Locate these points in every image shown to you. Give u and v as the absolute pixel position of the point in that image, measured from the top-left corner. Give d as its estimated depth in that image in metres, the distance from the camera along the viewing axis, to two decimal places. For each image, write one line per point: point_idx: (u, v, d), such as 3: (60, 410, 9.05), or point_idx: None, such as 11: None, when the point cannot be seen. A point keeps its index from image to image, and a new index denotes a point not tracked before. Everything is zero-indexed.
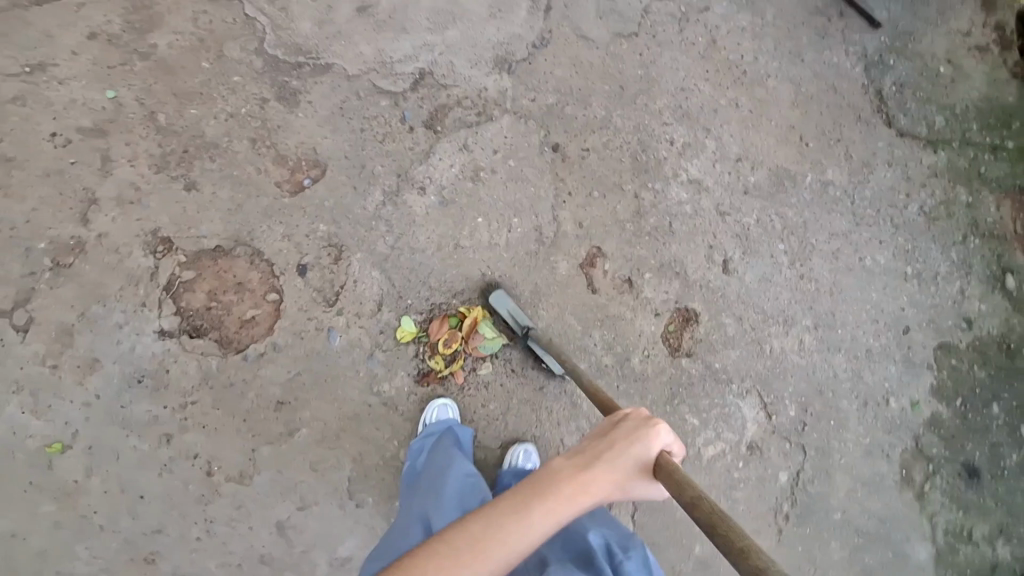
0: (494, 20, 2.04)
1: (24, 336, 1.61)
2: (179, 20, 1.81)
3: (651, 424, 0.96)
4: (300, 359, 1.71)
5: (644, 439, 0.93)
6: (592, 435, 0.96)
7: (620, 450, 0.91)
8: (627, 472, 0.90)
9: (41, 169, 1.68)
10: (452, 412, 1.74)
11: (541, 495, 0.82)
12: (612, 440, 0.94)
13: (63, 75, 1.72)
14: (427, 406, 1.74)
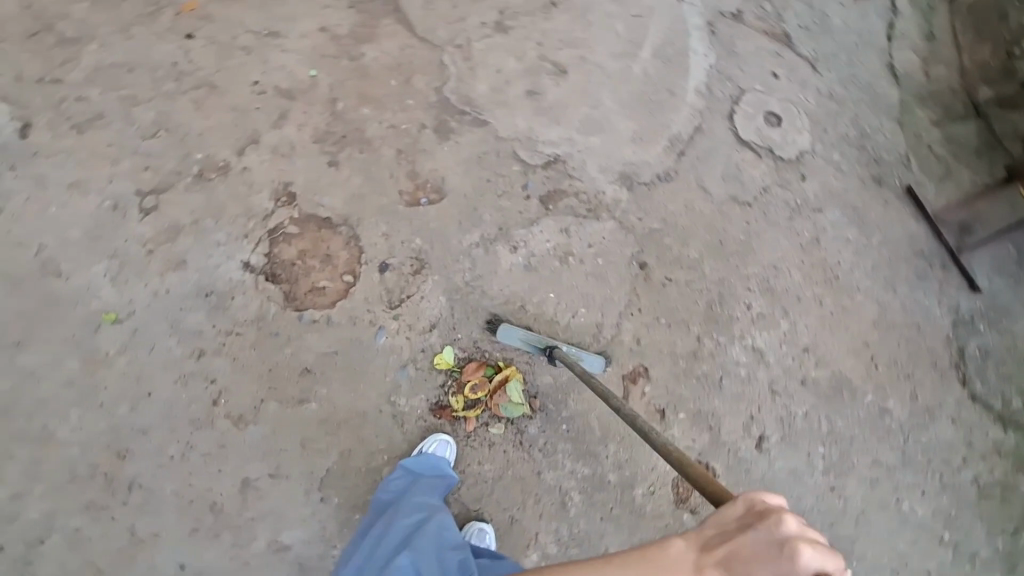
0: (634, 144, 2.29)
1: (144, 218, 1.74)
2: (390, 45, 2.17)
3: (787, 554, 0.75)
4: (342, 340, 1.78)
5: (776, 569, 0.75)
6: (720, 530, 0.84)
7: (749, 571, 0.78)
8: None
9: (232, 102, 1.94)
10: (450, 451, 1.75)
11: None
12: (735, 551, 0.80)
13: (287, 45, 2.05)
14: (428, 438, 1.75)
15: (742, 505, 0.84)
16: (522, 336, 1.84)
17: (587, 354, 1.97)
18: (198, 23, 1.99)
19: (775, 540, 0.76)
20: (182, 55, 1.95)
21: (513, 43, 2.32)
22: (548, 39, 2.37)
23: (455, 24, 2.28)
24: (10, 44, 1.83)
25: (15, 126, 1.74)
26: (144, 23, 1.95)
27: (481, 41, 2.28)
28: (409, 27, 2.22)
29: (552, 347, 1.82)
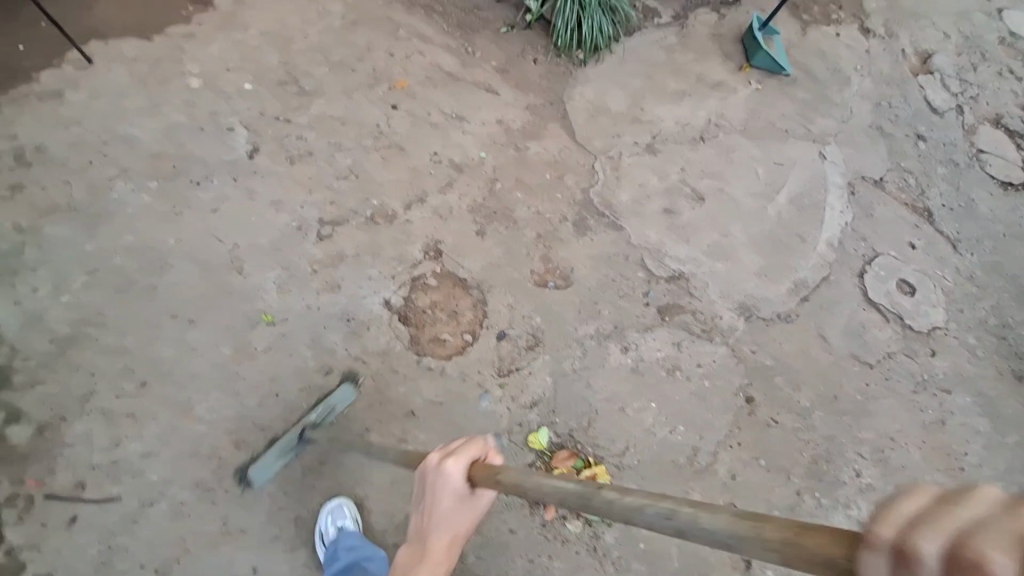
0: (758, 278, 2.34)
1: (317, 242, 2.00)
2: (552, 146, 2.43)
3: (442, 476, 0.97)
4: (449, 394, 1.87)
5: (444, 486, 0.97)
6: (419, 497, 1.02)
7: (442, 506, 0.98)
8: (456, 509, 0.99)
9: (412, 164, 2.24)
10: (349, 513, 1.63)
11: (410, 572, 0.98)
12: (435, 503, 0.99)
13: (467, 130, 2.37)
14: (320, 518, 1.63)
15: (417, 471, 1.03)
16: (265, 465, 1.61)
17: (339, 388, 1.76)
18: (403, 97, 2.37)
19: (434, 469, 0.99)
20: (383, 119, 2.30)
21: (659, 164, 2.52)
22: (692, 167, 2.55)
23: (612, 139, 2.53)
24: (263, 88, 2.25)
25: (246, 147, 2.10)
26: (362, 90, 2.34)
27: (632, 157, 2.51)
28: (571, 133, 2.49)
29: (309, 424, 1.67)
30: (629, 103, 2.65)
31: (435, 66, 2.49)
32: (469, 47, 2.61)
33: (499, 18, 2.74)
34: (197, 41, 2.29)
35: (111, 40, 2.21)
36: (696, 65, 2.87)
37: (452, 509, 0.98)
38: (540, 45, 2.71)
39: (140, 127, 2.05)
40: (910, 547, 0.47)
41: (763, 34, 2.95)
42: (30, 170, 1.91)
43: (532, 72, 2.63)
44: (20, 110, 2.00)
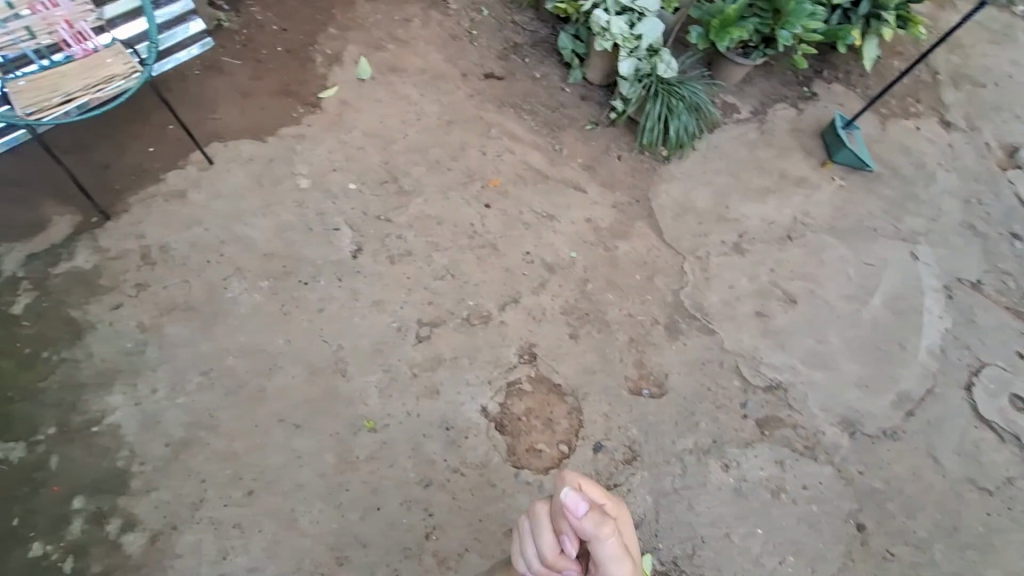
0: (859, 389, 2.24)
1: (417, 344, 2.03)
2: (640, 245, 2.45)
3: None
4: None
5: None
6: None
7: None
8: None
9: (506, 264, 2.28)
10: None
11: None
12: None
13: (558, 228, 2.41)
14: None
15: None
16: None
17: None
18: (496, 196, 2.44)
19: None
20: (478, 218, 2.36)
21: (748, 264, 2.50)
22: (781, 268, 2.52)
23: (698, 238, 2.53)
24: (367, 188, 2.35)
25: (351, 247, 2.19)
26: (457, 189, 2.43)
27: (719, 257, 2.49)
28: (658, 232, 2.51)
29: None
30: (713, 201, 2.66)
31: (525, 164, 2.58)
32: (556, 144, 2.70)
33: (583, 115, 2.84)
34: (307, 142, 2.43)
35: (231, 142, 2.38)
36: (778, 161, 2.88)
37: None
38: (624, 142, 2.77)
39: (254, 226, 2.16)
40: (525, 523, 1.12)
41: (846, 131, 2.95)
42: (155, 269, 2.02)
43: (617, 169, 2.68)
44: (149, 210, 2.14)
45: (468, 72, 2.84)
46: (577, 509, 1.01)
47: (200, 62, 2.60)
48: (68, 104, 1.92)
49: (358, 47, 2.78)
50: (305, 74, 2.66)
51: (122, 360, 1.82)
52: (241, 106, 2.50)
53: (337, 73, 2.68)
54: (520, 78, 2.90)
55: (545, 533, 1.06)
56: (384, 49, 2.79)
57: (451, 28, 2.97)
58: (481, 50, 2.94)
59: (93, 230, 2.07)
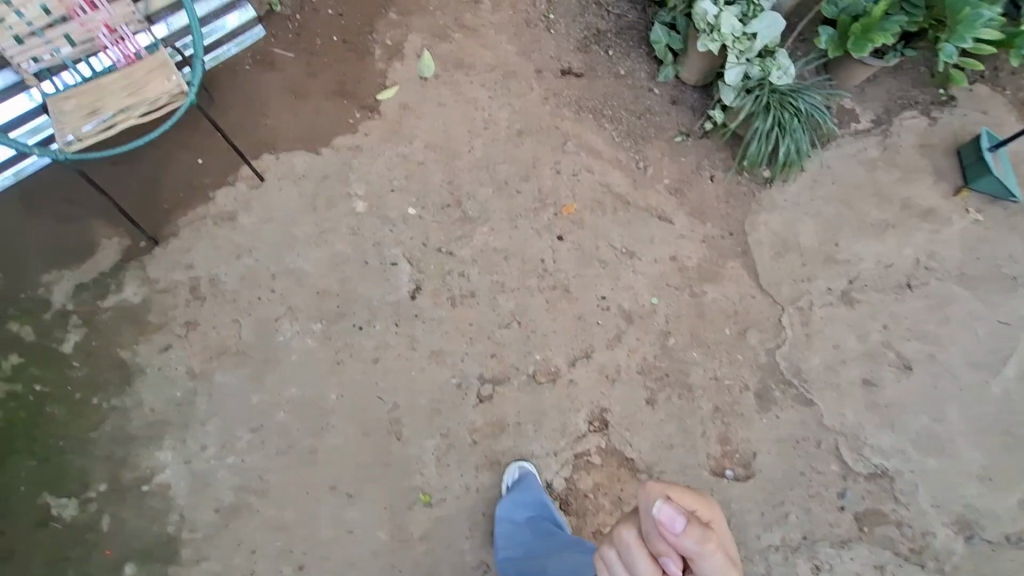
0: (980, 483, 1.93)
1: (478, 405, 1.85)
2: (732, 291, 2.14)
3: None
4: None
5: None
6: None
7: None
8: None
9: (579, 311, 2.03)
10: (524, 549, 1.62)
11: None
12: None
13: (639, 268, 2.13)
14: None
15: None
16: None
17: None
18: (570, 226, 2.17)
19: None
20: (549, 254, 2.10)
21: (857, 319, 2.15)
22: (897, 324, 2.16)
23: (801, 284, 2.19)
24: (427, 213, 2.11)
25: (409, 286, 1.98)
26: (527, 217, 2.16)
27: (823, 308, 2.16)
28: (754, 275, 2.18)
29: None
30: (821, 237, 2.29)
31: (604, 186, 2.26)
32: (640, 161, 2.35)
33: (673, 124, 2.46)
34: (364, 155, 2.20)
35: (282, 154, 2.17)
36: (902, 187, 2.43)
37: None
38: (718, 159, 2.40)
39: (307, 258, 1.98)
40: (612, 538, 0.91)
41: (993, 151, 2.43)
42: (203, 306, 1.89)
43: (708, 193, 2.33)
44: (197, 235, 1.99)
45: (543, 69, 2.49)
46: (673, 526, 0.82)
47: (249, 54, 2.35)
48: (112, 129, 1.73)
49: (420, 36, 2.46)
50: (363, 70, 2.39)
51: (172, 411, 1.74)
52: (293, 108, 2.27)
53: (397, 69, 2.39)
54: (601, 75, 2.53)
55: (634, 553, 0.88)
56: (450, 39, 2.46)
57: (526, 11, 2.58)
58: (559, 39, 2.57)
59: (141, 258, 1.94)
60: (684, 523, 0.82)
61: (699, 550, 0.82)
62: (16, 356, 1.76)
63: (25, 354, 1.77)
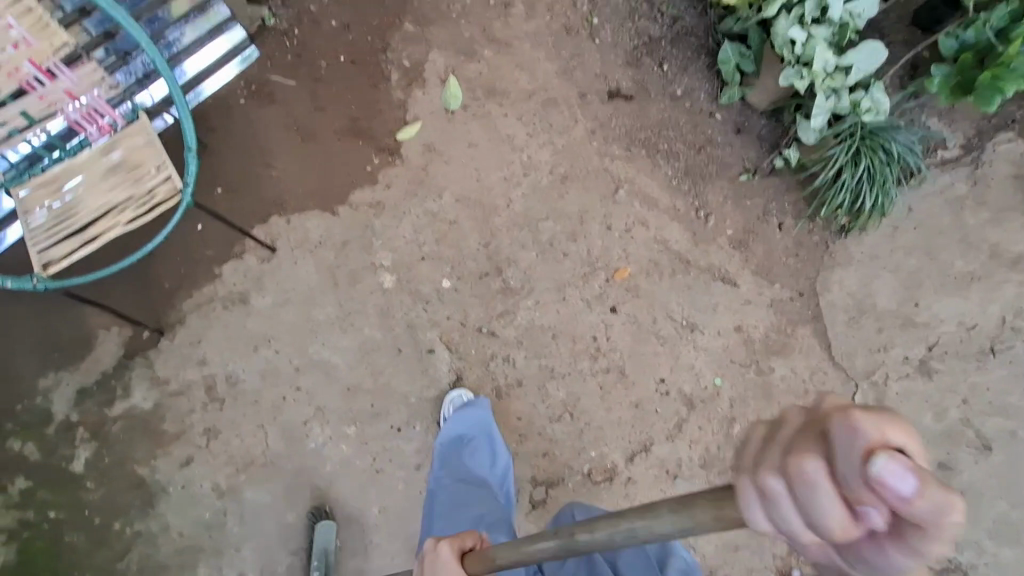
0: None
1: (532, 512, 1.76)
2: (803, 365, 1.96)
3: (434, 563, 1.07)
4: None
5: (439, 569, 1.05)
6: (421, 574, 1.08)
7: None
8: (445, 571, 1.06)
9: (637, 397, 1.86)
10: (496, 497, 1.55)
11: None
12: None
13: (700, 344, 1.93)
14: None
15: None
16: None
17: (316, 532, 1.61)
18: (624, 294, 1.94)
19: None
20: (602, 329, 1.90)
21: (934, 393, 2.01)
22: (977, 398, 2.02)
23: (876, 354, 2.01)
24: (464, 285, 1.87)
25: (449, 376, 1.79)
26: (576, 284, 1.92)
27: (899, 381, 2.00)
28: (827, 347, 1.99)
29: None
30: (899, 296, 2.08)
31: (661, 243, 2.00)
32: (699, 208, 2.08)
33: (737, 159, 2.15)
34: (387, 214, 1.91)
35: (294, 217, 1.87)
36: (990, 231, 2.19)
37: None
38: (787, 202, 2.12)
39: (332, 347, 1.76)
40: (765, 484, 0.56)
41: None
42: (223, 409, 1.69)
43: (777, 246, 2.08)
44: (206, 322, 1.75)
45: (588, 92, 2.13)
46: (902, 486, 0.47)
47: (243, 82, 1.97)
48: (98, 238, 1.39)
49: (443, 53, 2.07)
50: (378, 99, 2.02)
51: (203, 534, 1.62)
52: (301, 154, 1.94)
53: (418, 97, 2.03)
54: (654, 97, 2.18)
55: (812, 503, 0.52)
56: (478, 57, 2.08)
57: (565, 15, 2.18)
58: (605, 50, 2.18)
59: (147, 353, 1.71)
60: (918, 481, 0.48)
61: (935, 517, 0.49)
62: (24, 479, 1.60)
63: (33, 477, 1.61)
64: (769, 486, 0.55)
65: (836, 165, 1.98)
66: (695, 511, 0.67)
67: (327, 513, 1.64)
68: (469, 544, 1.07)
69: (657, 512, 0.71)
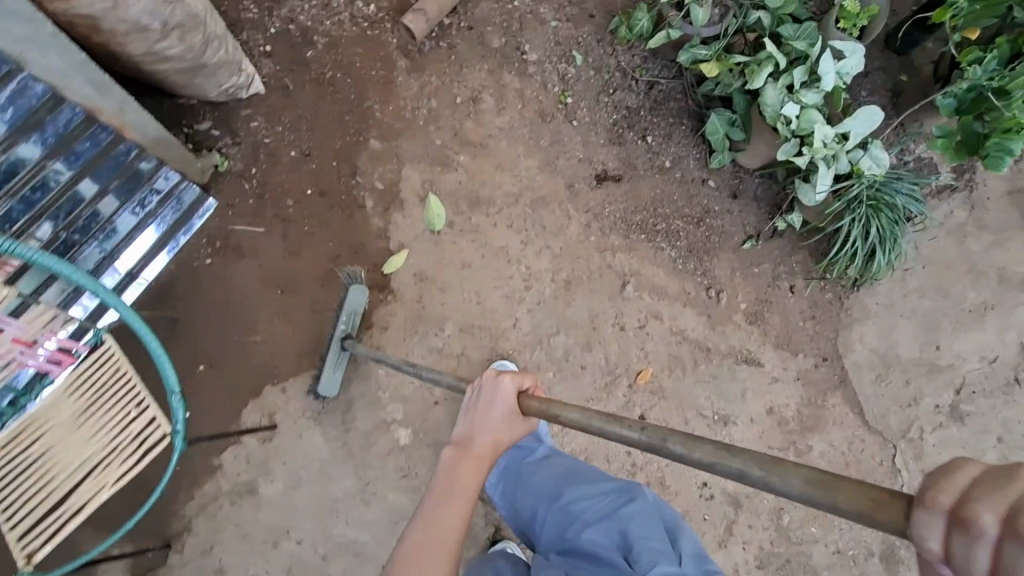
0: None
1: None
2: (838, 435, 1.94)
3: (493, 397, 1.16)
4: None
5: (497, 401, 1.16)
6: (467, 420, 1.17)
7: (486, 412, 1.15)
8: (497, 406, 1.15)
9: (683, 508, 1.81)
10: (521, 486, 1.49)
11: (473, 452, 1.11)
12: (487, 414, 1.15)
13: (735, 435, 1.89)
14: None
15: None
16: None
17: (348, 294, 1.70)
18: (650, 398, 1.87)
19: None
20: (634, 442, 1.83)
21: (969, 437, 2.00)
22: (1012, 433, 2.01)
23: (908, 408, 1.99)
24: None
25: None
26: (601, 399, 1.83)
27: (934, 433, 1.98)
28: (859, 412, 1.97)
29: (344, 336, 1.68)
30: (919, 342, 2.05)
31: (678, 334, 1.93)
32: (709, 286, 2.00)
33: (738, 225, 2.06)
34: (389, 360, 1.77)
35: (289, 383, 1.72)
36: (996, 254, 2.17)
37: (501, 419, 1.15)
38: (796, 262, 2.05)
39: (358, 524, 1.64)
40: (969, 514, 0.50)
41: None
42: None
43: (793, 311, 2.02)
44: (215, 524, 1.61)
45: (575, 181, 2.01)
46: None
47: (206, 239, 1.79)
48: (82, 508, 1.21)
49: (417, 166, 1.92)
50: (355, 230, 1.86)
51: None
52: (283, 311, 1.77)
53: (398, 222, 1.88)
54: (643, 172, 2.06)
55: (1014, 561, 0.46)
56: (455, 164, 1.94)
57: (536, 100, 2.05)
58: (584, 130, 2.06)
59: (158, 572, 1.58)
60: None
61: None
62: None
63: None
64: (981, 520, 0.49)
65: (844, 233, 1.92)
66: (827, 492, 0.71)
67: (361, 280, 1.73)
68: (527, 386, 1.18)
69: (785, 471, 0.77)
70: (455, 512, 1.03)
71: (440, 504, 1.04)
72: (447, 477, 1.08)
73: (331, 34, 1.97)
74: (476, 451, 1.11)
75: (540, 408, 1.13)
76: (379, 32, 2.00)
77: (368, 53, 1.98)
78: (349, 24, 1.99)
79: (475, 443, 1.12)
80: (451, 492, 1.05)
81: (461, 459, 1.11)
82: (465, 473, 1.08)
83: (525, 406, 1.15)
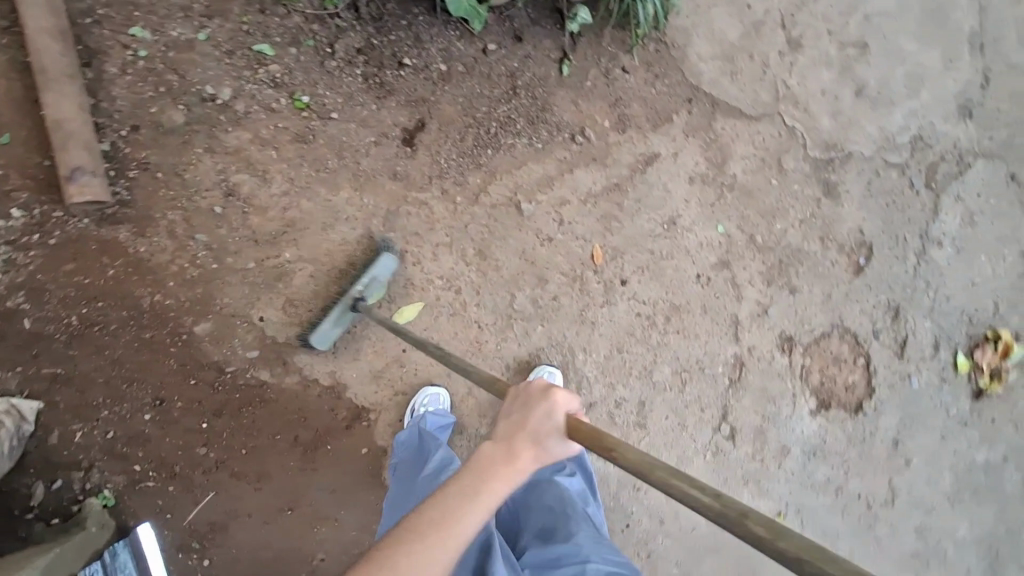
0: (953, 70, 2.24)
1: (734, 441, 2.03)
2: (743, 146, 2.08)
3: (547, 399, 0.90)
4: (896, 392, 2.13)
5: (551, 410, 0.89)
6: (511, 413, 0.91)
7: (530, 417, 0.89)
8: (545, 415, 0.89)
9: (701, 306, 2.01)
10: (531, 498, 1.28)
11: (502, 460, 0.85)
12: (528, 419, 0.89)
13: (688, 222, 2.01)
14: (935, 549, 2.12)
15: None
16: None
17: (376, 259, 1.62)
18: (615, 264, 1.93)
19: None
20: (636, 303, 1.94)
21: (814, 54, 2.16)
22: (834, 21, 2.18)
23: (765, 77, 2.11)
24: None
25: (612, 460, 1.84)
26: (588, 302, 1.89)
27: (793, 75, 2.14)
28: (740, 114, 2.08)
29: (358, 297, 1.58)
30: (734, 17, 2.09)
31: (588, 199, 1.91)
32: (569, 134, 1.90)
33: (543, 61, 1.88)
34: None
35: None
36: None
37: (547, 434, 0.88)
38: (610, 47, 1.94)
39: None
40: None
41: None
42: None
43: (641, 88, 1.98)
44: None
45: (394, 165, 1.73)
46: None
47: (182, 550, 1.56)
48: None
49: (261, 303, 1.60)
50: (279, 407, 1.61)
51: None
52: (311, 518, 1.62)
53: (305, 360, 1.63)
54: (432, 94, 1.77)
55: None
56: (288, 266, 1.62)
57: (274, 130, 1.64)
58: (347, 110, 1.70)
59: None
60: None
61: None
62: None
63: None
64: None
65: None
66: None
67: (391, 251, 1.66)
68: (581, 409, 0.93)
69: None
70: (469, 518, 0.79)
71: (465, 497, 0.81)
72: (478, 470, 0.84)
73: (22, 284, 1.47)
74: (519, 462, 0.85)
75: (600, 441, 0.88)
76: (62, 230, 1.49)
77: (80, 261, 1.49)
78: (21, 255, 1.46)
79: (518, 449, 0.86)
80: (472, 497, 0.81)
81: (497, 466, 0.84)
82: (492, 484, 0.83)
83: (579, 432, 0.89)
